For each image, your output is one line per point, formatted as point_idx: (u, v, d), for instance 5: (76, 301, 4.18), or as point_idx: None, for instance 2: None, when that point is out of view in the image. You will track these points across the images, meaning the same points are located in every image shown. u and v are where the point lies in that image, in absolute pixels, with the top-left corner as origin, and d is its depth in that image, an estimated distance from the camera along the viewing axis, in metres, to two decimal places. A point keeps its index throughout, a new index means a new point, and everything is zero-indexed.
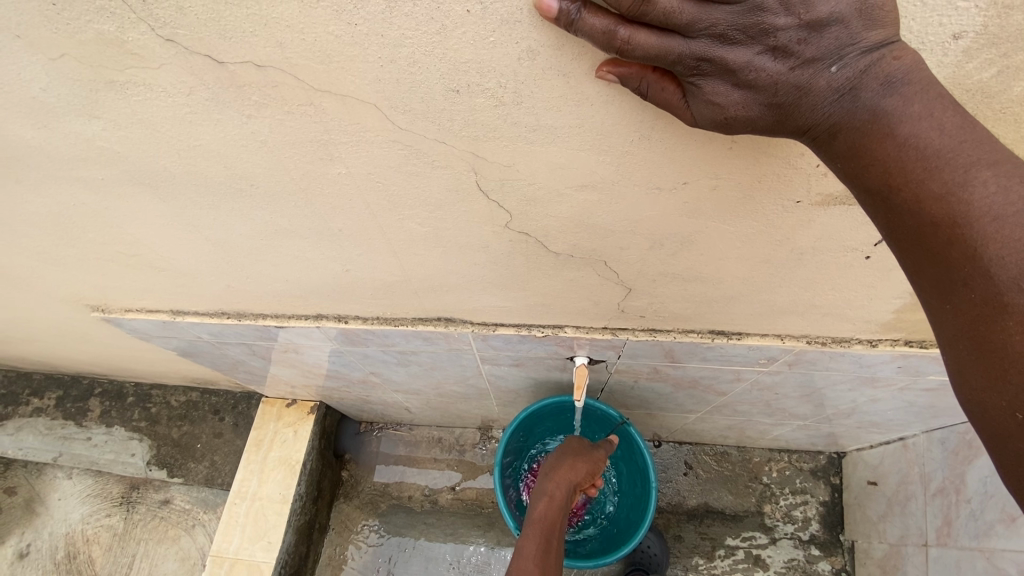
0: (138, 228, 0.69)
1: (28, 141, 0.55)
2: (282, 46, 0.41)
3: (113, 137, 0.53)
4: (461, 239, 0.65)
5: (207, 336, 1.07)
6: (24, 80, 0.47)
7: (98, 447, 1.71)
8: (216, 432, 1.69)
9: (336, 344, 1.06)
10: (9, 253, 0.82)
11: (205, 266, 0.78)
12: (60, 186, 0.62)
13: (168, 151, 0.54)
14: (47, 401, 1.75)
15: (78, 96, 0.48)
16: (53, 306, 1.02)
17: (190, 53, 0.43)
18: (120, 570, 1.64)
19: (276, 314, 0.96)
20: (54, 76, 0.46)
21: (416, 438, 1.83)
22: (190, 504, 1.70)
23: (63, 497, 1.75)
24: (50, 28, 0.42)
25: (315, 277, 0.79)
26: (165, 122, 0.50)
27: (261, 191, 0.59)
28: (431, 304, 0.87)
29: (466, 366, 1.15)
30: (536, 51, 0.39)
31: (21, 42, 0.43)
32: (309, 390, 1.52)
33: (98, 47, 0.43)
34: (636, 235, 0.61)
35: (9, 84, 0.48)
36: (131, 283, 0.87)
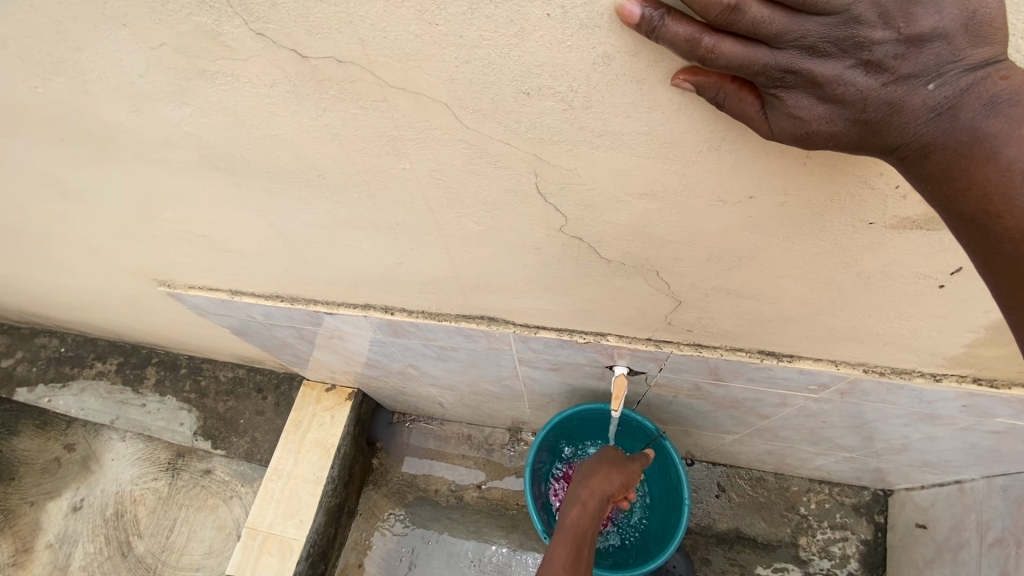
0: (210, 210, 0.73)
1: (122, 124, 0.59)
2: (364, 43, 0.43)
3: (198, 123, 0.56)
4: (513, 240, 0.65)
5: (260, 318, 1.11)
6: (126, 67, 0.51)
7: (151, 414, 1.81)
8: (258, 409, 1.76)
9: (381, 335, 1.09)
10: (92, 227, 0.88)
11: (266, 250, 0.81)
12: (145, 167, 0.66)
13: (246, 139, 0.57)
14: (109, 367, 1.87)
15: (172, 83, 0.51)
16: (124, 278, 1.09)
17: (277, 47, 0.45)
18: (162, 532, 1.74)
19: (326, 301, 0.99)
20: (152, 64, 0.50)
21: (447, 434, 1.86)
22: (230, 476, 1.78)
23: (115, 458, 1.86)
24: (155, 19, 0.45)
25: (368, 268, 0.81)
26: (247, 111, 0.53)
27: (327, 182, 0.61)
28: (476, 303, 0.88)
29: (504, 367, 1.16)
30: (612, 56, 0.39)
31: (127, 31, 0.47)
32: (348, 377, 1.56)
33: (195, 37, 0.45)
34: (693, 247, 0.60)
35: (113, 70, 0.52)
36: (198, 262, 0.92)
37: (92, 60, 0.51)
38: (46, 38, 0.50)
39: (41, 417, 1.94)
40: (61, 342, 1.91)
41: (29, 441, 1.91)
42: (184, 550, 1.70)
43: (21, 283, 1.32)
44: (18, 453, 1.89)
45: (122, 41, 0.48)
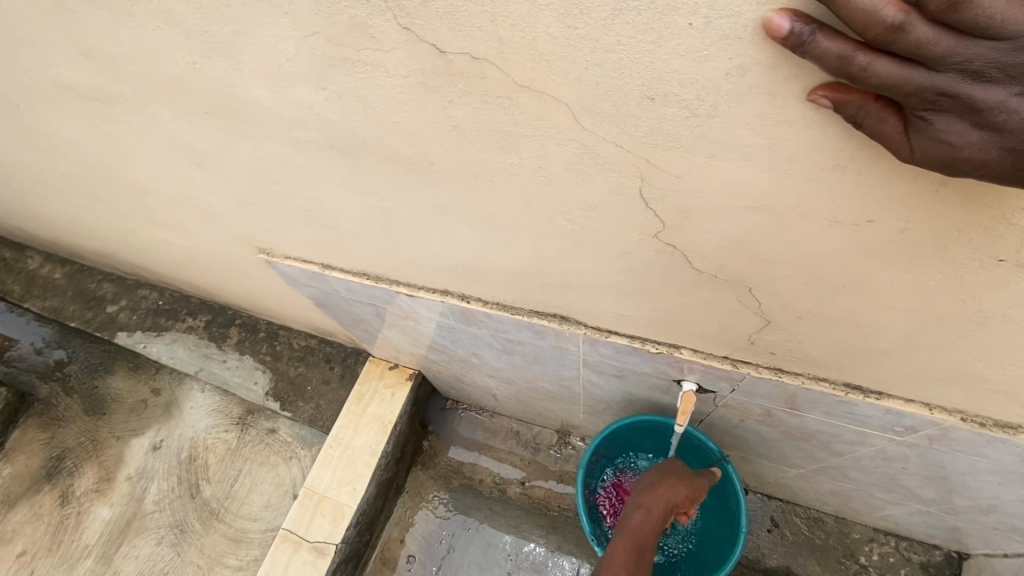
0: (321, 187, 0.79)
1: (262, 102, 0.65)
2: (502, 42, 0.45)
3: (331, 106, 0.61)
4: (604, 243, 0.66)
5: (344, 293, 1.19)
6: (278, 52, 0.56)
7: (229, 371, 1.96)
8: (325, 379, 1.87)
9: (452, 322, 1.14)
10: (212, 194, 0.97)
11: (364, 230, 0.87)
12: (273, 143, 0.72)
13: (370, 124, 0.61)
14: (198, 324, 2.04)
15: (316, 68, 0.56)
16: (229, 243, 1.19)
17: (419, 41, 0.48)
18: (228, 480, 1.88)
19: (408, 283, 1.04)
20: (303, 50, 0.55)
21: (496, 427, 1.90)
22: (292, 438, 1.90)
23: (194, 406, 2.03)
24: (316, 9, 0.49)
25: (455, 255, 0.84)
26: (377, 98, 0.57)
27: (437, 170, 0.65)
28: (553, 301, 0.90)
29: (567, 369, 1.17)
30: (748, 68, 0.40)
31: (288, 19, 0.52)
32: (412, 358, 1.63)
33: (346, 28, 0.50)
34: (794, 266, 0.58)
35: (266, 53, 0.57)
36: (299, 235, 1.00)
37: (248, 43, 0.57)
38: (214, 21, 0.56)
39: (136, 361, 2.14)
40: (160, 295, 2.11)
41: (123, 382, 2.11)
42: (246, 500, 1.84)
43: (139, 239, 1.46)
44: (114, 391, 2.10)
45: (281, 28, 0.53)
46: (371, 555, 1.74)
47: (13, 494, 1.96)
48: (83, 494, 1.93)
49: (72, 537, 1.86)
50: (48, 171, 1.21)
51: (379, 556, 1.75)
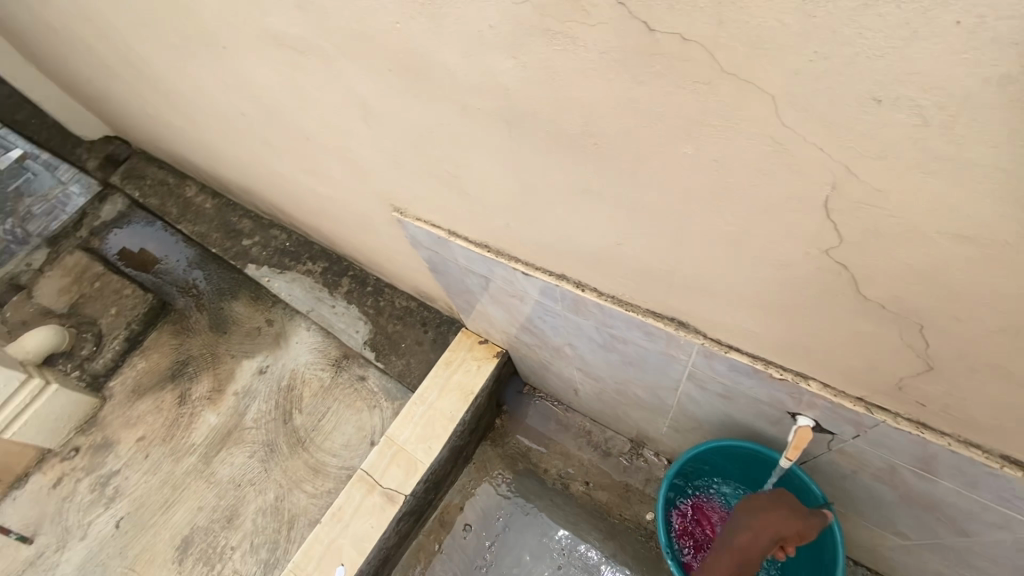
0: (474, 156, 0.82)
1: (449, 65, 0.67)
2: (721, 24, 0.44)
3: (516, 76, 0.62)
4: (760, 252, 0.64)
5: (460, 261, 1.23)
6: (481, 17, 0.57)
7: (336, 316, 2.12)
8: (418, 341, 1.98)
9: (559, 309, 1.14)
10: (370, 149, 1.05)
11: (502, 203, 0.89)
12: (443, 106, 0.76)
13: (547, 98, 0.62)
14: (316, 268, 2.23)
15: (511, 36, 0.57)
16: (368, 197, 1.28)
17: (630, 18, 0.48)
18: (317, 414, 2.05)
19: (527, 262, 1.06)
20: (507, 18, 0.56)
21: (569, 422, 1.91)
22: (379, 389, 2.03)
23: (299, 341, 2.22)
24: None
25: (587, 240, 0.84)
26: (564, 72, 0.57)
27: (601, 153, 0.65)
28: (675, 304, 0.88)
29: (667, 377, 1.14)
30: (1014, 78, 0.36)
31: None
32: (503, 337, 1.67)
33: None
34: (986, 308, 0.53)
35: (471, 18, 0.59)
36: (438, 199, 1.05)
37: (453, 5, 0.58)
38: None
39: (256, 292, 2.38)
40: (288, 237, 2.33)
41: (244, 308, 2.36)
42: (330, 435, 2.00)
43: (287, 182, 1.62)
44: (235, 314, 2.35)
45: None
46: (431, 515, 1.81)
47: (144, 385, 2.26)
48: (198, 398, 2.19)
49: (183, 433, 2.12)
50: (231, 110, 1.37)
51: (437, 518, 1.82)
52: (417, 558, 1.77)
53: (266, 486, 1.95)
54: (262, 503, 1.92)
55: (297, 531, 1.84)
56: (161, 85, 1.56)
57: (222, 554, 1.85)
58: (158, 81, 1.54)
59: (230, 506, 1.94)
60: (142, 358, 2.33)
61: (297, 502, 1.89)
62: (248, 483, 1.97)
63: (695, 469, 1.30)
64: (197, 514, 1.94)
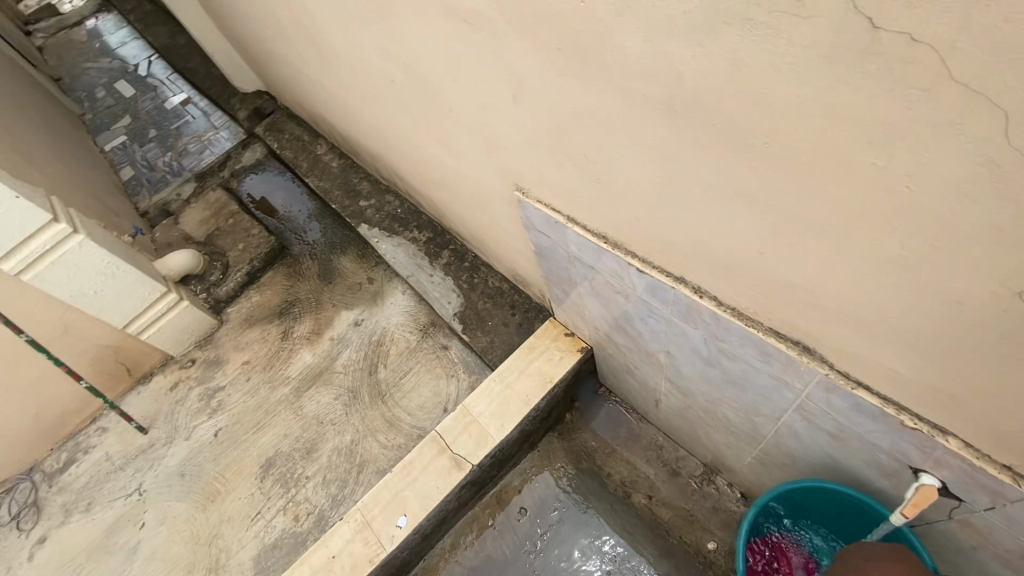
0: (621, 143, 0.83)
1: (623, 49, 0.68)
2: (965, 29, 0.41)
3: (695, 64, 0.61)
4: (930, 282, 0.60)
5: (572, 250, 1.24)
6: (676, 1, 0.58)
7: (432, 284, 2.20)
8: (504, 322, 2.02)
9: (667, 313, 1.12)
10: (511, 125, 1.08)
11: (637, 195, 0.89)
12: (602, 90, 0.77)
13: (723, 91, 0.61)
14: (421, 237, 2.35)
15: (705, 22, 0.56)
16: (493, 173, 1.33)
17: (854, 12, 0.46)
18: (399, 373, 2.16)
19: (645, 259, 1.05)
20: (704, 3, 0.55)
21: (641, 432, 1.88)
22: (459, 361, 2.13)
23: (394, 303, 2.35)
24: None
25: (721, 245, 0.83)
26: (752, 65, 0.56)
27: (768, 153, 0.62)
28: (803, 325, 0.85)
29: (770, 403, 1.09)
30: None
31: None
32: (590, 334, 1.66)
33: None
34: None
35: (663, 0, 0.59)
36: (566, 184, 1.07)
37: None
38: None
39: (363, 251, 2.55)
40: (401, 204, 2.47)
41: (349, 263, 2.53)
42: (408, 395, 2.10)
43: (415, 150, 1.72)
44: (340, 267, 2.53)
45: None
46: (489, 491, 1.85)
47: (255, 317, 2.47)
48: (298, 336, 2.36)
49: (282, 364, 2.30)
50: (382, 76, 1.47)
51: (495, 495, 1.86)
52: (469, 527, 1.82)
53: (345, 428, 2.09)
54: (339, 443, 2.06)
55: (366, 476, 1.97)
56: (323, 47, 1.72)
57: (298, 481, 2.01)
58: (322, 44, 1.70)
59: (311, 439, 2.09)
60: (257, 292, 2.55)
61: (369, 450, 2.02)
62: (329, 423, 2.11)
63: (791, 507, 1.26)
64: (283, 440, 2.11)
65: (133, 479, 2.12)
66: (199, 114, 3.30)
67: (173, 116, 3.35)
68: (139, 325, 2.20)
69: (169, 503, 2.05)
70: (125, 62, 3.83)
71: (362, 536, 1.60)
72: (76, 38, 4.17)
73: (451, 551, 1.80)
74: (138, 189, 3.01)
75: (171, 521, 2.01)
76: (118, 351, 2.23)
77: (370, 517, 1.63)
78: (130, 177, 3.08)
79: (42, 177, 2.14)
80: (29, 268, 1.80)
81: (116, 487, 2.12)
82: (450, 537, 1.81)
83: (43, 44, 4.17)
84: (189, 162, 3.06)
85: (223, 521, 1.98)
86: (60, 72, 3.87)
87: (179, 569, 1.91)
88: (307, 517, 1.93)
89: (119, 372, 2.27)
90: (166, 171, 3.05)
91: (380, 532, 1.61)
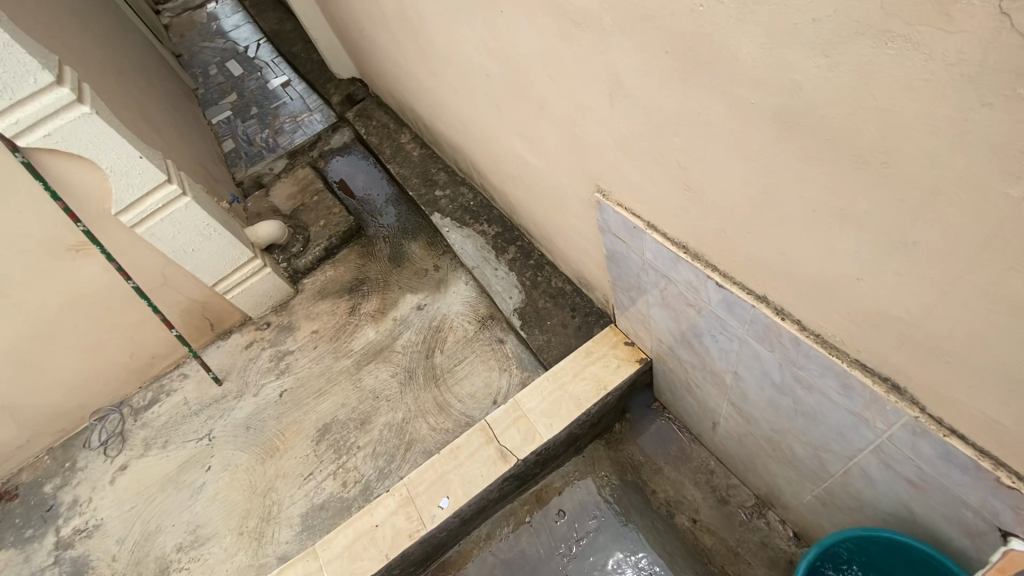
0: (719, 151, 0.83)
1: (740, 55, 0.69)
2: None
3: (817, 76, 0.62)
4: None
5: (648, 257, 1.23)
6: (807, 11, 0.59)
7: (496, 278, 2.23)
8: (563, 323, 2.02)
9: (741, 332, 1.09)
10: (602, 125, 1.08)
11: (728, 205, 0.89)
12: (708, 96, 0.78)
13: (845, 104, 0.61)
14: (489, 231, 2.38)
15: (838, 34, 0.57)
16: (575, 173, 1.34)
17: (1009, 31, 0.46)
18: (454, 360, 2.22)
19: (725, 273, 1.03)
20: (838, 13, 0.56)
21: (692, 453, 1.82)
22: (513, 356, 2.16)
23: (456, 291, 2.41)
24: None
25: (813, 264, 0.82)
26: (884, 80, 0.56)
27: (886, 172, 0.62)
28: (894, 360, 0.81)
29: (843, 440, 1.04)
30: None
31: None
32: (652, 345, 1.63)
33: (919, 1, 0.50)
34: None
35: (792, 9, 0.60)
36: (650, 189, 1.07)
37: None
38: None
39: (432, 238, 2.63)
40: (474, 197, 2.52)
41: (419, 249, 2.62)
42: (461, 382, 2.15)
43: (498, 144, 1.76)
44: (410, 252, 2.62)
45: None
46: (530, 488, 1.86)
47: (327, 290, 2.61)
48: (364, 313, 2.47)
49: (348, 337, 2.41)
50: (478, 70, 1.53)
51: (535, 493, 1.86)
52: (506, 520, 1.84)
53: (398, 405, 2.16)
54: (391, 419, 2.13)
55: (412, 454, 2.03)
56: (424, 39, 1.80)
57: (350, 449, 2.10)
58: (423, 36, 1.78)
59: (366, 412, 2.18)
60: (331, 267, 2.69)
61: (418, 430, 2.08)
62: (384, 399, 2.20)
63: (840, 554, 1.15)
64: (340, 408, 2.21)
65: (205, 425, 2.30)
66: (295, 96, 3.53)
67: (273, 97, 3.60)
68: (225, 285, 2.36)
69: (233, 452, 2.21)
70: (237, 44, 4.15)
71: (405, 511, 1.66)
72: (197, 19, 4.57)
73: (485, 540, 1.82)
74: (236, 160, 3.25)
75: (234, 468, 2.17)
76: (205, 306, 2.43)
77: (414, 494, 1.68)
78: (231, 149, 3.34)
79: (160, 142, 2.37)
80: (143, 222, 2.00)
81: (189, 430, 2.30)
82: (486, 527, 1.84)
83: (170, 23, 4.59)
84: (284, 140, 3.28)
85: (278, 476, 2.11)
86: (181, 49, 4.26)
87: (236, 513, 2.06)
88: (354, 484, 2.02)
89: (203, 325, 2.47)
90: (262, 146, 3.29)
91: (422, 509, 1.66)
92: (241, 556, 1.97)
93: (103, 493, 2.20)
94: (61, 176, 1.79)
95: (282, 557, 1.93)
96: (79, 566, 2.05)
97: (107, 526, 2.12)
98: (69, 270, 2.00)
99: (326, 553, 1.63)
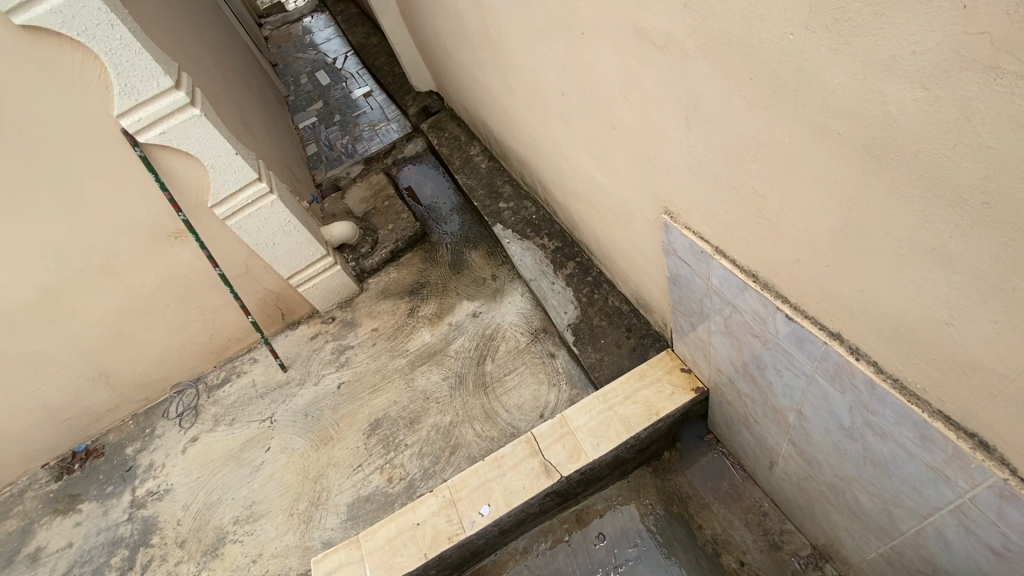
0: (799, 182, 0.81)
1: (830, 84, 0.68)
2: None
3: (913, 109, 0.60)
4: None
5: (713, 283, 1.20)
6: (906, 43, 0.57)
7: (552, 292, 2.23)
8: (617, 342, 2.00)
9: (810, 369, 1.04)
10: (677, 149, 1.08)
11: (806, 234, 0.86)
12: (794, 125, 0.76)
13: (943, 140, 0.59)
14: (550, 245, 2.40)
15: (939, 68, 0.56)
16: (643, 193, 1.34)
17: None
18: (504, 370, 2.24)
19: (796, 306, 1.00)
20: (941, 47, 0.55)
21: (745, 492, 1.74)
22: (563, 372, 2.15)
23: (512, 302, 2.44)
24: (1011, 9, 0.48)
25: (896, 304, 0.78)
26: (989, 115, 0.54)
27: (986, 213, 0.59)
28: (983, 415, 0.75)
29: (918, 496, 0.96)
30: None
31: (958, 12, 0.52)
32: (710, 374, 1.58)
33: None
34: None
35: (891, 40, 0.58)
36: (721, 215, 1.05)
37: (879, 25, 0.59)
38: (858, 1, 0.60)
39: (493, 249, 2.69)
40: (537, 211, 2.55)
41: (478, 258, 2.68)
42: (510, 392, 2.17)
43: (567, 161, 1.79)
44: (470, 261, 2.69)
45: (940, 16, 0.53)
46: (570, 506, 1.84)
47: (390, 291, 2.72)
48: (422, 316, 2.55)
49: (405, 338, 2.49)
50: (553, 88, 1.56)
51: (575, 513, 1.84)
52: (545, 536, 1.83)
53: (447, 408, 2.21)
54: (439, 421, 2.18)
55: (457, 458, 2.07)
56: (503, 58, 1.87)
57: (398, 446, 2.17)
58: (503, 55, 1.86)
59: (415, 411, 2.24)
60: (395, 269, 2.80)
61: (464, 435, 2.11)
62: (434, 400, 2.25)
63: None
64: (392, 405, 2.29)
65: (268, 408, 2.45)
66: (376, 106, 3.75)
67: (356, 106, 3.83)
68: (298, 279, 2.52)
69: (291, 436, 2.33)
70: (327, 56, 4.47)
71: (446, 513, 1.69)
72: (295, 32, 4.94)
73: (522, 553, 1.82)
74: (317, 163, 3.47)
75: (290, 451, 2.29)
76: (278, 297, 2.59)
77: (456, 497, 1.71)
78: (313, 152, 3.57)
79: (254, 143, 2.59)
80: (234, 215, 2.18)
81: (254, 411, 2.46)
82: (524, 540, 1.83)
83: (270, 34, 4.99)
84: (362, 147, 3.48)
85: (329, 465, 2.20)
86: (278, 59, 4.63)
87: (289, 494, 2.17)
88: (399, 481, 2.09)
89: (275, 314, 2.64)
90: (342, 152, 3.49)
91: (462, 513, 1.68)
92: (290, 536, 2.07)
93: (175, 460, 2.40)
94: (170, 169, 1.99)
95: (326, 543, 2.01)
96: (149, 525, 2.23)
97: (175, 492, 2.30)
98: (168, 254, 2.20)
99: (369, 544, 1.69)
